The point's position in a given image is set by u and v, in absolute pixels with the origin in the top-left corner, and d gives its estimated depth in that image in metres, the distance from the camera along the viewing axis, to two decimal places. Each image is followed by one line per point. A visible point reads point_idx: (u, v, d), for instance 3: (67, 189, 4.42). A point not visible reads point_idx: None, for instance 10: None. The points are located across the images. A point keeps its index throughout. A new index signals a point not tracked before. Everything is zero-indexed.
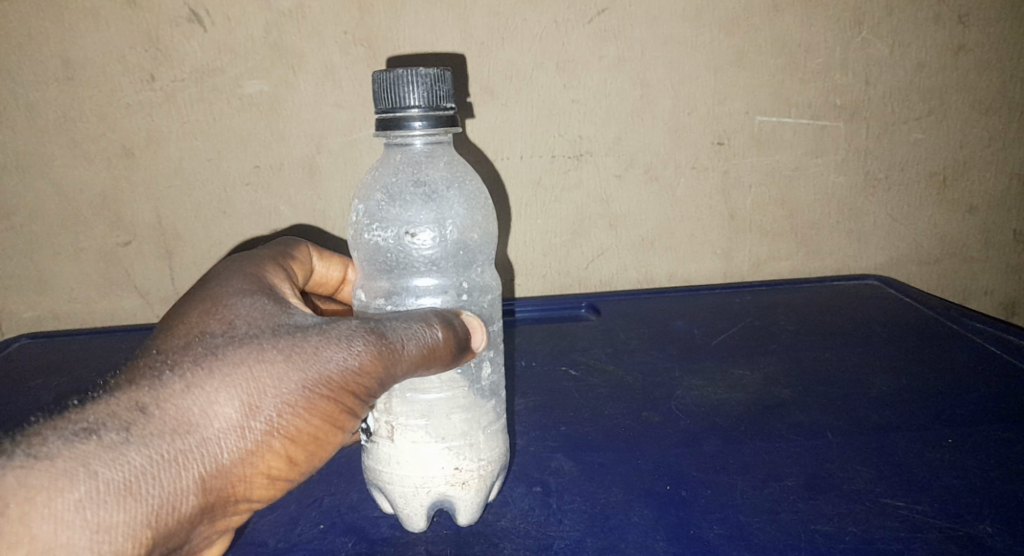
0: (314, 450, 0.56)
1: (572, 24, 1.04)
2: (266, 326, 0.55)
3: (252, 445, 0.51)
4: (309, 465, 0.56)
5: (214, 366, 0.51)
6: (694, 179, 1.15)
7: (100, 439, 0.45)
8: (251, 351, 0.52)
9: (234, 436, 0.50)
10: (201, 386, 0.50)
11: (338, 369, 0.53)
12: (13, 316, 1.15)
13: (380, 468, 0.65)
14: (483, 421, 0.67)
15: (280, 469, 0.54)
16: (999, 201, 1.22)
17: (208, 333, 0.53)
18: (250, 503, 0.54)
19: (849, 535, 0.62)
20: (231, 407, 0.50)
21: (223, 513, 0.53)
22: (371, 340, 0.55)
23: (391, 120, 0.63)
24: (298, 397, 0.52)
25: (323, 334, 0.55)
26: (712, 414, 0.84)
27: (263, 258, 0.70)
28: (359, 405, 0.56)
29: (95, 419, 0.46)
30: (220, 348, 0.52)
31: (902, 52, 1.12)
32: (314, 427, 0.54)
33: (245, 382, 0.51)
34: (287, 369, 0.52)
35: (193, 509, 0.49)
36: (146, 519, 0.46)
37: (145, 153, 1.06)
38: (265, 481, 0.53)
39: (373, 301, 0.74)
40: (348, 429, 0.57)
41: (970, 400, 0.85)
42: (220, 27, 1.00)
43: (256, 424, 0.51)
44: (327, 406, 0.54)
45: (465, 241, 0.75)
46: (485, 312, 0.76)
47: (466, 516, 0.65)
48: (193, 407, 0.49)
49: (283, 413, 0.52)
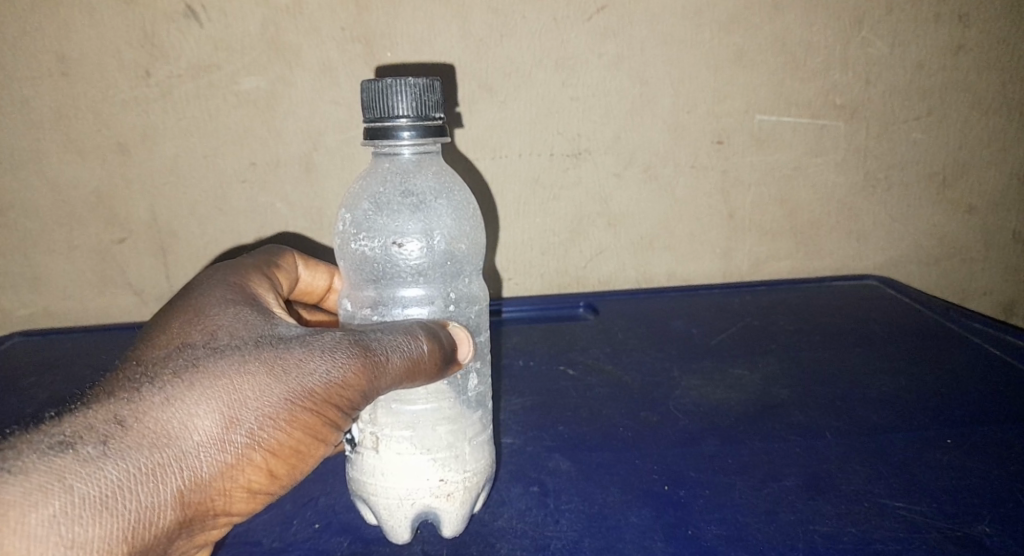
0: (296, 463, 0.55)
1: (571, 22, 1.03)
2: (247, 339, 0.55)
3: (233, 458, 0.50)
4: (290, 478, 0.55)
5: (193, 378, 0.50)
6: (693, 178, 1.15)
7: (76, 452, 0.43)
8: (232, 364, 0.52)
9: (214, 449, 0.49)
10: (182, 399, 0.49)
11: (321, 382, 0.54)
12: (6, 314, 1.14)
13: (365, 479, 0.64)
14: (469, 432, 0.67)
15: (261, 482, 0.53)
16: (998, 201, 1.22)
17: (190, 346, 0.53)
18: (230, 517, 0.53)
19: (848, 535, 0.62)
20: (212, 420, 0.49)
21: (201, 527, 0.52)
22: (354, 353, 0.55)
23: (380, 129, 0.63)
24: (279, 409, 0.52)
25: (306, 347, 0.55)
26: (710, 413, 0.83)
27: (249, 268, 0.71)
28: (342, 417, 0.56)
29: (70, 432, 0.44)
30: (202, 361, 0.52)
31: (902, 52, 1.11)
32: (296, 439, 0.54)
33: (227, 394, 0.50)
34: (269, 380, 0.52)
35: (172, 523, 0.47)
36: (122, 535, 0.44)
37: (142, 149, 1.05)
38: (245, 495, 0.52)
39: (359, 312, 0.74)
40: (330, 441, 0.57)
41: (971, 400, 0.84)
42: (216, 23, 0.99)
43: (237, 437, 0.50)
44: (309, 418, 0.54)
45: (454, 251, 0.75)
46: (472, 323, 0.75)
47: (450, 528, 0.64)
48: (172, 420, 0.48)
49: (264, 425, 0.52)
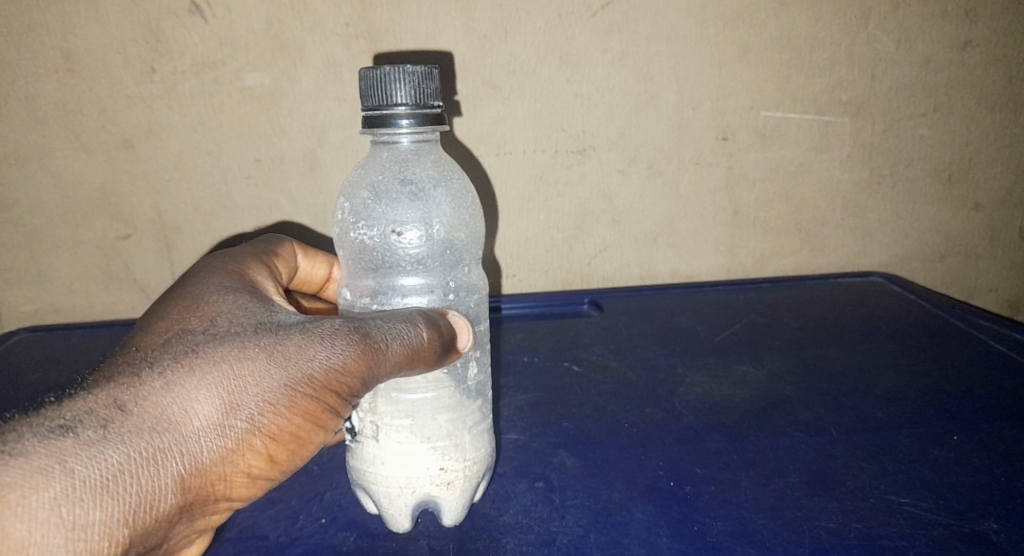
0: (296, 449, 0.55)
1: (576, 18, 1.03)
2: (247, 325, 0.55)
3: (233, 443, 0.51)
4: (290, 464, 0.55)
5: (193, 364, 0.50)
6: (697, 175, 1.14)
7: (76, 436, 0.43)
8: (232, 350, 0.52)
9: (214, 434, 0.50)
10: (182, 384, 0.49)
11: (321, 368, 0.54)
12: (11, 309, 1.14)
13: (365, 468, 0.64)
14: (469, 421, 0.67)
15: (261, 468, 0.53)
16: (1004, 197, 1.21)
17: (189, 332, 0.54)
18: (230, 502, 0.53)
19: (853, 531, 0.62)
20: (212, 406, 0.50)
21: (202, 513, 0.52)
22: (354, 340, 0.55)
23: (378, 117, 0.63)
24: (279, 396, 0.52)
25: (306, 334, 0.55)
26: (715, 410, 0.83)
27: (245, 256, 0.70)
28: (342, 404, 0.56)
29: (70, 416, 0.44)
30: (201, 347, 0.52)
31: (907, 48, 1.11)
32: (296, 425, 0.54)
33: (226, 380, 0.51)
34: (269, 367, 0.52)
35: (172, 508, 0.47)
36: (123, 519, 0.44)
37: (146, 145, 1.05)
38: (245, 481, 0.53)
39: (359, 300, 0.74)
40: (331, 428, 0.57)
41: (976, 397, 0.84)
42: (220, 19, 0.99)
43: (237, 423, 0.51)
44: (310, 405, 0.54)
45: (452, 240, 0.75)
46: (472, 312, 0.75)
47: (450, 517, 0.64)
48: (172, 405, 0.48)
49: (264, 411, 0.52)
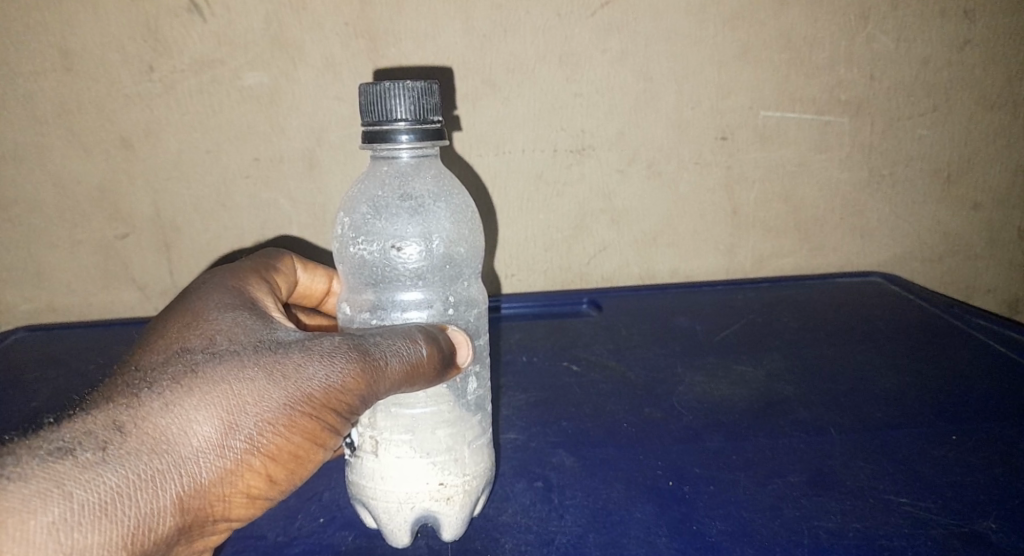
0: (295, 468, 0.55)
1: (576, 18, 1.03)
2: (246, 343, 0.55)
3: (232, 463, 0.50)
4: (289, 483, 0.55)
5: (192, 383, 0.50)
6: (697, 174, 1.14)
7: (75, 458, 0.43)
8: (231, 368, 0.52)
9: (213, 455, 0.49)
10: (181, 405, 0.49)
11: (320, 386, 0.53)
12: (10, 308, 1.14)
13: (364, 483, 0.64)
14: (469, 435, 0.66)
15: (261, 487, 0.53)
16: (1003, 197, 1.21)
17: (188, 350, 0.53)
18: (229, 522, 0.53)
19: (852, 531, 0.61)
20: (210, 426, 0.49)
21: (201, 533, 0.52)
22: (353, 357, 0.55)
23: (378, 133, 0.63)
24: (278, 414, 0.52)
25: (306, 351, 0.55)
26: (714, 410, 0.83)
27: (245, 271, 0.70)
28: (341, 422, 0.56)
29: (68, 438, 0.44)
30: (200, 366, 0.52)
31: (907, 48, 1.11)
32: (295, 444, 0.54)
33: (225, 399, 0.50)
34: (268, 385, 0.52)
35: (170, 529, 0.47)
36: (121, 542, 0.44)
37: (144, 143, 1.05)
38: (244, 500, 0.52)
39: (358, 315, 0.73)
40: (330, 446, 0.57)
41: (976, 398, 0.84)
42: (220, 18, 0.99)
43: (235, 442, 0.50)
44: (308, 423, 0.54)
45: (452, 255, 0.75)
46: (472, 326, 0.75)
47: (450, 531, 0.63)
48: (171, 425, 0.48)
49: (263, 430, 0.52)
